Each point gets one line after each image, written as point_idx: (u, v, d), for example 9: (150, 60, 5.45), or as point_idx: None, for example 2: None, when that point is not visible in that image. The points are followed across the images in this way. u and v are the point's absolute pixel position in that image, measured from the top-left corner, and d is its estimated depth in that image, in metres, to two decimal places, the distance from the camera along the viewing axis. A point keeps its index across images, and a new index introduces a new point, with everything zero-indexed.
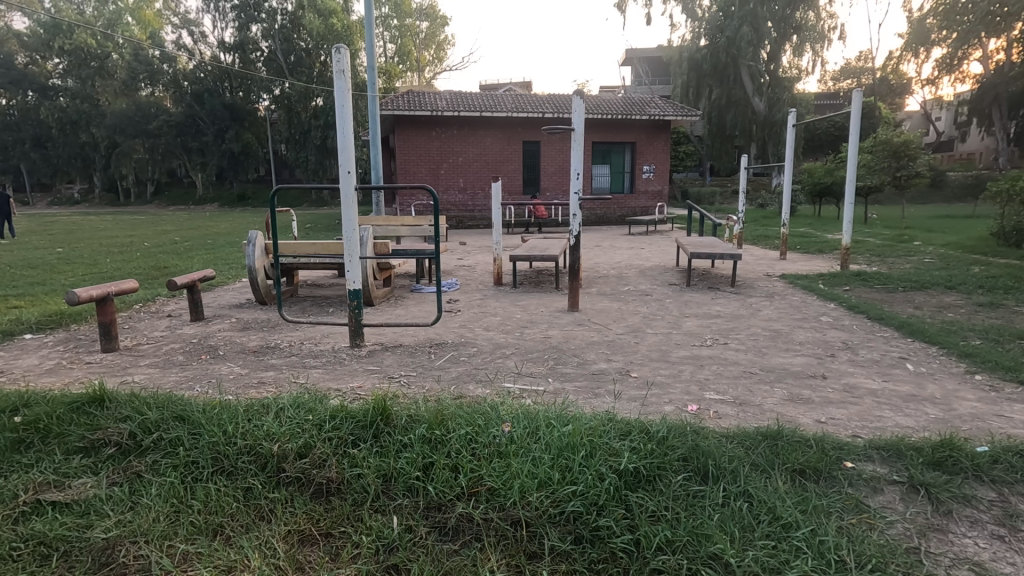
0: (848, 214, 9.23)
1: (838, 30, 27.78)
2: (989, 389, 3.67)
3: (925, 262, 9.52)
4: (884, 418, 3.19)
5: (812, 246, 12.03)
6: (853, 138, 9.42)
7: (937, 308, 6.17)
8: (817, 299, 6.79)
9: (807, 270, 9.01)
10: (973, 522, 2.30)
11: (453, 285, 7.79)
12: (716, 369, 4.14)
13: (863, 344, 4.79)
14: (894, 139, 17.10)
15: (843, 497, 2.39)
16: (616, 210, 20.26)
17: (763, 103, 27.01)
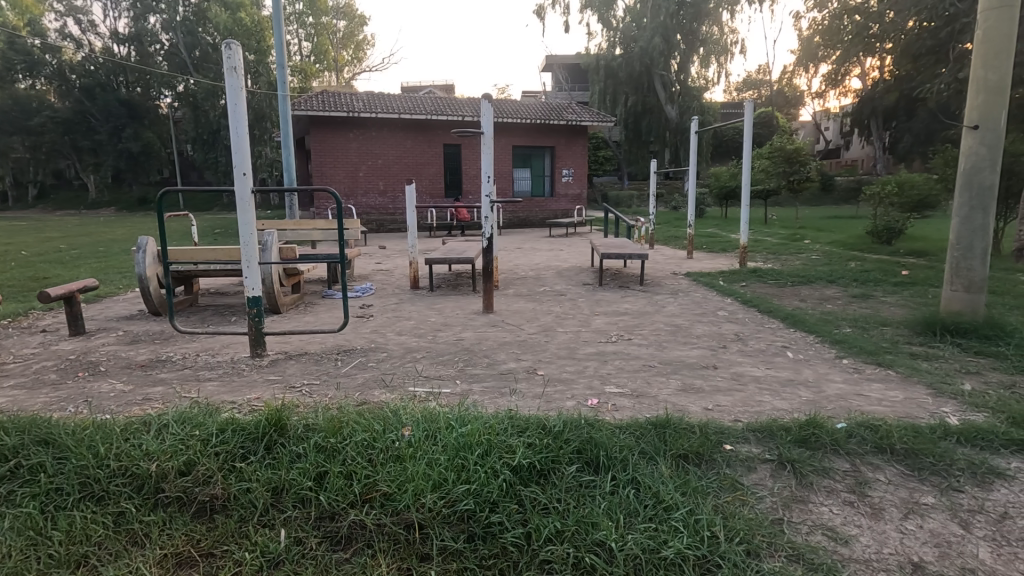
0: (746, 214, 9.83)
1: (740, 44, 29.72)
2: (854, 371, 4.10)
3: (812, 258, 10.45)
4: (762, 403, 3.46)
5: (716, 245, 12.80)
6: (749, 144, 10.07)
7: (818, 301, 6.77)
8: (716, 295, 7.25)
9: (710, 267, 9.60)
10: (829, 492, 2.54)
11: (367, 290, 7.63)
12: (618, 364, 4.32)
13: (752, 335, 5.18)
14: (787, 147, 18.61)
15: (721, 478, 2.57)
16: (538, 212, 20.63)
17: (674, 111, 28.46)
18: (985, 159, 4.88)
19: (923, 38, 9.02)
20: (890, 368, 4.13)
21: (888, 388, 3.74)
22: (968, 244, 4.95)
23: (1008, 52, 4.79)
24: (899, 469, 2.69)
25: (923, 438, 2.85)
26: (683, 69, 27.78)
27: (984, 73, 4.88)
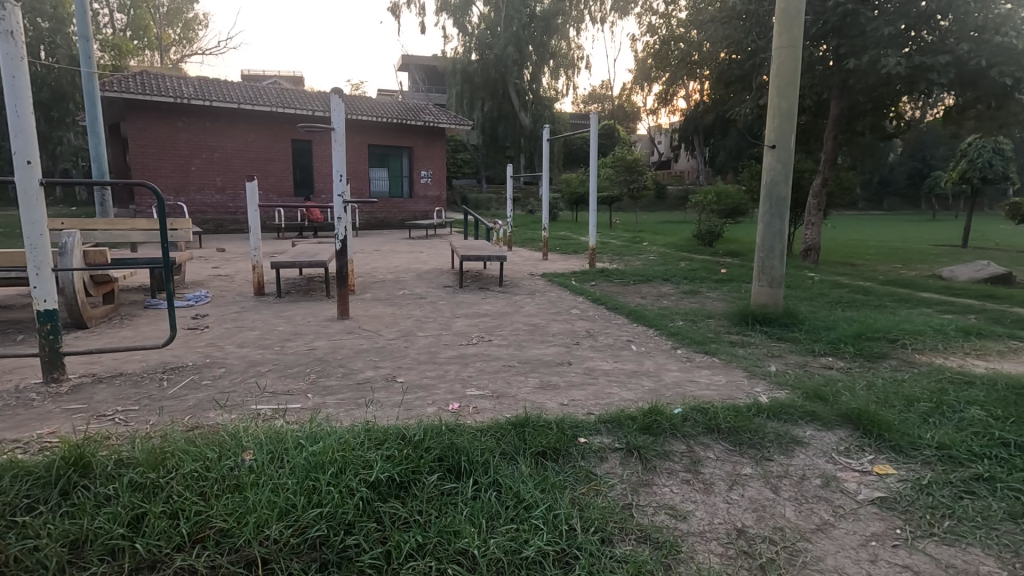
0: (593, 217, 10.51)
1: (585, 60, 31.92)
2: (686, 359, 4.59)
3: (650, 259, 11.52)
4: (612, 394, 3.71)
5: (568, 247, 13.57)
6: (595, 152, 10.77)
7: (656, 297, 7.46)
8: (569, 294, 7.63)
9: (563, 268, 10.13)
10: (670, 473, 2.78)
11: (202, 298, 6.78)
12: (479, 366, 4.32)
13: (602, 331, 5.54)
14: (627, 158, 20.43)
15: (576, 471, 2.70)
16: (396, 213, 20.16)
17: (528, 118, 29.66)
18: (780, 173, 5.76)
19: (732, 68, 10.35)
20: (714, 355, 4.68)
21: (714, 373, 4.24)
22: (771, 246, 5.80)
23: (794, 84, 5.70)
24: (725, 445, 3.04)
25: (742, 416, 3.26)
26: (535, 79, 29.06)
27: (779, 101, 5.75)
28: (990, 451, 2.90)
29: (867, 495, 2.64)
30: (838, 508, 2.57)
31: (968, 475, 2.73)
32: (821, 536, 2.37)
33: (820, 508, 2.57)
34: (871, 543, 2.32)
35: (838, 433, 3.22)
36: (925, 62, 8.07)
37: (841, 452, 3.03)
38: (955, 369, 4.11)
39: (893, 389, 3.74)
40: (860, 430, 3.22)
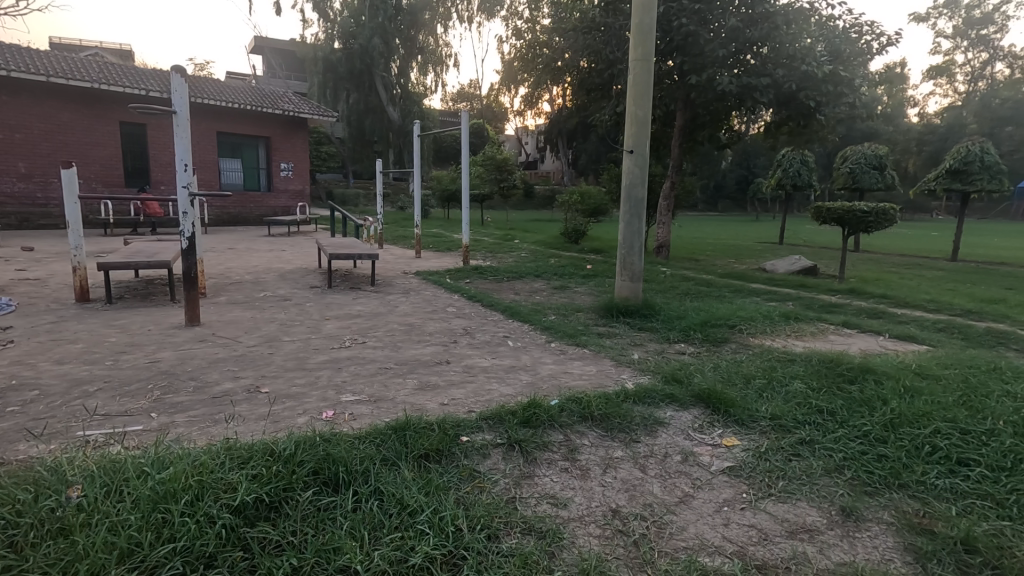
0: (467, 215, 10.50)
1: (454, 58, 31.91)
2: (560, 352, 4.80)
3: (521, 256, 11.88)
4: (492, 390, 3.75)
5: (441, 244, 13.51)
6: (466, 149, 10.75)
7: (529, 293, 7.70)
8: (444, 292, 7.57)
9: (437, 266, 10.06)
10: (549, 463, 2.90)
11: (4, 307, 5.65)
12: (354, 369, 4.12)
13: (479, 328, 5.58)
14: (497, 157, 20.85)
15: (460, 470, 2.69)
16: (252, 208, 18.54)
17: (396, 113, 28.96)
18: (638, 177, 6.24)
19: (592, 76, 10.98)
20: (585, 347, 4.95)
21: (585, 363, 4.49)
22: (631, 244, 6.26)
23: (648, 95, 6.18)
24: (597, 432, 3.25)
25: (611, 403, 3.51)
26: (403, 73, 28.42)
27: (635, 109, 6.20)
28: (809, 418, 3.41)
29: (718, 466, 2.97)
30: (696, 479, 2.85)
31: (794, 440, 3.17)
32: (683, 508, 2.61)
33: (681, 482, 2.82)
34: (723, 509, 2.60)
35: (692, 412, 3.59)
36: (751, 82, 9.25)
37: (696, 429, 3.36)
38: (781, 349, 4.79)
39: (734, 369, 4.25)
40: (710, 408, 3.61)
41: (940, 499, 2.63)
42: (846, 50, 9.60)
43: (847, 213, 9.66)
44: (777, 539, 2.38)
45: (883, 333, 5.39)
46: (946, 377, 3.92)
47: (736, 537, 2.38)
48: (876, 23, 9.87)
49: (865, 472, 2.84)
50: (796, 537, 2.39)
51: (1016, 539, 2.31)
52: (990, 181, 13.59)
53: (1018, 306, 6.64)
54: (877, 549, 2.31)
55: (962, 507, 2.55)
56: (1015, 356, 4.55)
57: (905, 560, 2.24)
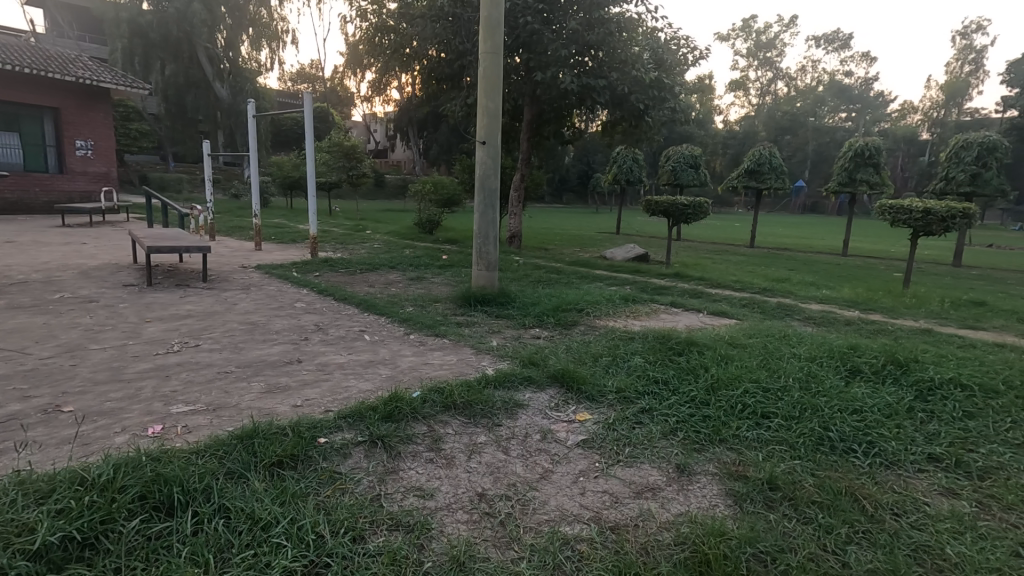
0: (313, 205, 9.71)
1: (292, 34, 29.44)
2: (419, 343, 4.74)
3: (374, 247, 11.49)
4: (349, 387, 3.58)
5: (285, 236, 12.51)
6: (309, 132, 9.99)
7: (384, 285, 7.47)
8: (290, 287, 7.03)
9: (281, 259, 9.30)
10: (414, 455, 2.87)
11: None
12: (186, 377, 3.64)
13: (332, 323, 5.28)
14: (344, 143, 19.80)
15: (319, 474, 2.55)
16: (38, 192, 15.46)
17: (225, 91, 26.16)
18: (491, 168, 6.36)
19: (442, 65, 10.91)
20: (445, 337, 4.95)
21: (446, 353, 4.50)
22: (486, 233, 6.38)
23: (499, 88, 6.31)
24: (461, 420, 3.30)
25: (474, 390, 3.59)
26: (231, 46, 25.47)
27: (486, 101, 6.29)
28: (648, 388, 3.80)
29: (574, 440, 3.18)
30: (554, 455, 3.02)
31: (637, 409, 3.52)
32: (544, 483, 2.75)
33: (541, 459, 2.97)
34: (580, 479, 2.80)
35: (549, 392, 3.79)
36: (590, 82, 9.92)
37: (553, 408, 3.56)
38: (622, 329, 5.25)
39: (584, 349, 4.57)
40: (564, 386, 3.85)
41: (750, 448, 3.11)
42: (667, 59, 10.77)
43: (671, 206, 10.87)
44: (626, 501, 2.61)
45: (702, 310, 6.19)
46: (750, 345, 4.63)
47: (591, 504, 2.57)
48: (690, 38, 11.20)
49: (693, 432, 3.25)
50: (641, 496, 2.66)
51: (804, 474, 2.82)
52: (776, 180, 16.25)
53: (798, 283, 8.06)
54: (705, 497, 2.65)
55: (767, 452, 3.04)
56: (797, 325, 5.53)
57: (726, 503, 2.60)
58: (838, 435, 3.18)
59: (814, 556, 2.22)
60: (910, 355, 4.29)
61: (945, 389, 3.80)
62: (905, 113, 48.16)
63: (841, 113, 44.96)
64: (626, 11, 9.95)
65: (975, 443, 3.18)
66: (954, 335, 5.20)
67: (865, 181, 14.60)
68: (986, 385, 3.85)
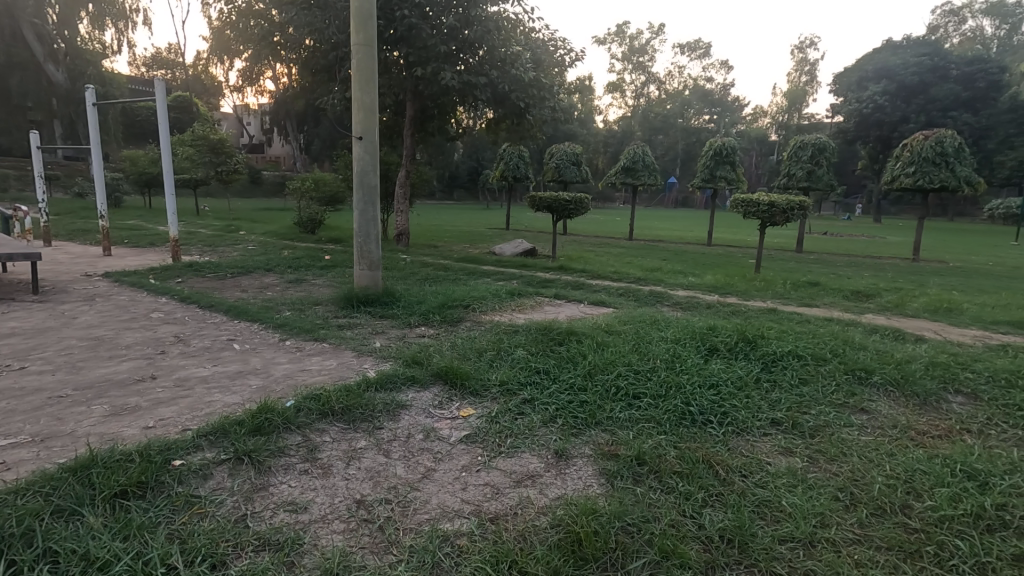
0: (171, 204, 8.78)
1: (142, 14, 26.34)
2: (295, 350, 4.47)
3: (248, 249, 10.67)
4: (213, 402, 3.30)
5: (141, 239, 11.23)
6: (164, 124, 9.01)
7: (258, 290, 6.97)
8: (146, 296, 6.32)
9: (136, 265, 8.34)
10: (286, 468, 2.71)
11: None
12: (7, 406, 3.13)
13: (195, 334, 4.81)
14: (211, 136, 18.13)
15: (173, 500, 2.32)
16: None
17: (60, 74, 22.73)
18: (370, 164, 6.16)
19: (316, 56, 10.34)
20: (325, 341, 4.72)
21: (325, 358, 4.29)
22: (366, 231, 6.19)
23: (374, 81, 6.12)
24: (339, 426, 3.17)
25: (353, 394, 3.48)
26: (66, 24, 22.22)
27: (361, 94, 6.07)
28: (529, 379, 3.91)
29: (457, 436, 3.19)
30: (437, 453, 3.00)
31: (519, 400, 3.61)
32: (426, 483, 2.72)
33: (423, 458, 2.94)
34: (461, 474, 2.81)
35: (432, 391, 3.76)
36: (471, 79, 9.95)
37: (436, 406, 3.54)
38: (506, 323, 5.35)
39: (469, 345, 4.60)
40: (448, 383, 3.85)
41: (622, 428, 3.31)
42: (545, 60, 11.11)
43: (554, 201, 11.25)
44: (506, 491, 2.67)
45: (582, 301, 6.49)
46: (624, 331, 4.94)
47: (472, 498, 2.60)
48: (566, 40, 11.65)
49: (571, 417, 3.39)
50: (521, 484, 2.73)
51: (668, 447, 3.06)
52: (649, 177, 17.43)
53: (668, 272, 8.72)
54: (581, 479, 2.79)
55: (637, 431, 3.25)
56: (666, 310, 5.99)
57: (600, 482, 2.75)
58: (698, 410, 3.49)
59: (675, 522, 2.41)
60: (758, 332, 4.82)
61: (785, 360, 4.32)
62: (756, 117, 53.97)
63: (704, 115, 49.28)
64: (504, 10, 10.10)
65: (807, 406, 3.65)
66: (793, 312, 5.92)
67: (724, 177, 16.13)
68: (816, 354, 4.42)
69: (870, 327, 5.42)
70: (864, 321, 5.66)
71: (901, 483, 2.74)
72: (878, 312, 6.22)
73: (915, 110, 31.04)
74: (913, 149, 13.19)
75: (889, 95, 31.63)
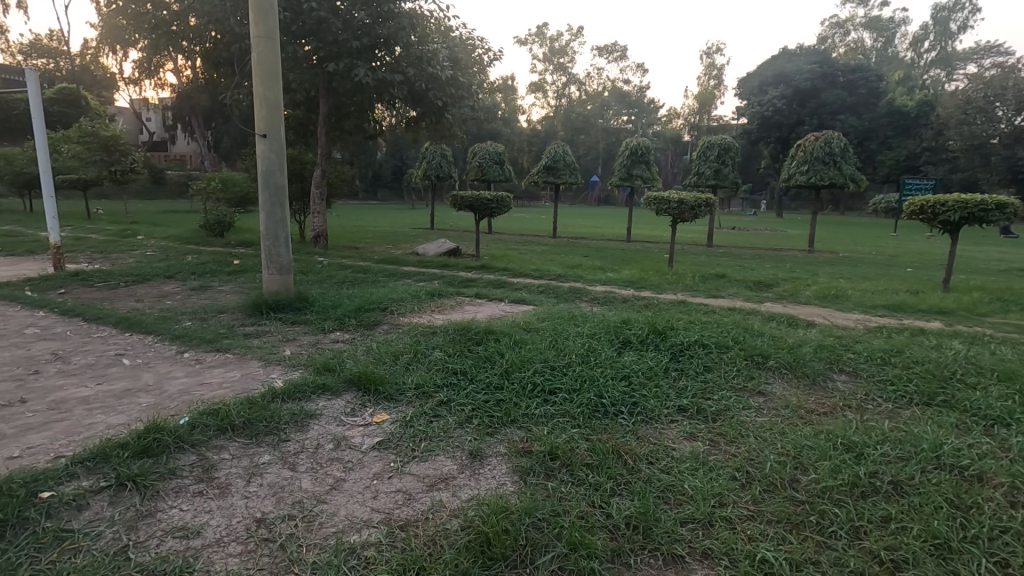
0: (51, 207, 7.94)
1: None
2: (194, 362, 4.17)
3: (145, 255, 9.86)
4: (94, 425, 3.01)
5: (17, 246, 10.09)
6: (39, 119, 8.14)
7: (156, 299, 6.45)
8: (20, 310, 5.67)
9: (10, 275, 7.47)
10: (177, 491, 2.51)
11: None
12: None
13: (78, 350, 4.37)
14: (102, 133, 16.59)
15: (36, 539, 2.11)
16: None
17: None
18: (275, 162, 5.85)
19: (218, 48, 9.74)
20: (228, 351, 4.44)
21: (227, 369, 4.03)
22: (275, 234, 5.89)
23: (277, 76, 5.83)
24: (240, 442, 2.98)
25: (256, 406, 3.29)
26: None
27: (263, 90, 5.77)
28: (446, 380, 3.87)
29: (369, 443, 3.09)
30: (347, 462, 2.90)
31: (435, 403, 3.56)
32: (334, 494, 2.62)
33: (332, 469, 2.82)
34: (372, 483, 2.72)
35: (344, 398, 3.63)
36: (387, 76, 9.73)
37: (348, 413, 3.42)
38: (425, 324, 5.26)
39: (385, 349, 4.48)
40: (361, 389, 3.73)
41: (537, 424, 3.34)
42: (463, 59, 11.07)
43: (476, 200, 11.23)
44: (418, 496, 2.62)
45: (503, 299, 6.53)
46: (542, 328, 5.00)
47: (383, 506, 2.52)
48: (483, 39, 11.67)
49: (486, 417, 3.39)
50: (433, 488, 2.69)
51: (580, 440, 3.13)
52: (570, 176, 17.81)
53: (588, 269, 8.95)
54: (494, 478, 2.79)
55: (551, 426, 3.30)
56: (584, 306, 6.14)
57: (513, 479, 2.76)
58: (610, 401, 3.59)
59: (584, 514, 2.47)
60: (667, 324, 5.04)
61: (691, 349, 4.54)
62: (670, 119, 56.74)
63: (623, 116, 51.07)
64: (419, 7, 9.96)
65: (711, 392, 3.86)
66: (701, 304, 6.24)
67: (640, 176, 16.79)
68: (720, 342, 4.68)
69: (770, 315, 5.82)
70: (763, 309, 6.07)
71: (790, 460, 2.95)
72: (775, 300, 6.70)
73: (808, 113, 33.78)
74: (806, 150, 14.34)
75: (786, 99, 34.22)
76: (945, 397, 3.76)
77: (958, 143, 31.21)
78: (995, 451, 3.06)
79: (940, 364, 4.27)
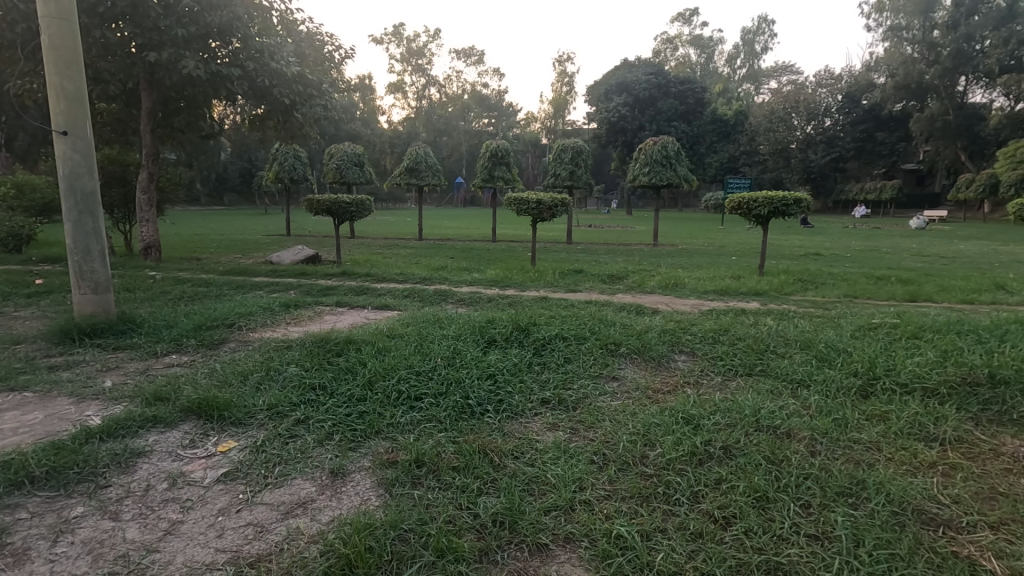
0: None
1: None
2: None
3: None
4: None
5: None
6: None
7: None
8: None
9: None
10: None
11: None
12: None
13: None
14: None
15: None
16: None
17: None
18: (81, 165, 5.04)
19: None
20: (26, 390, 3.72)
21: (26, 412, 3.37)
22: (86, 248, 5.07)
23: (79, 64, 5.02)
24: (43, 496, 2.53)
25: (64, 452, 2.80)
26: None
27: (61, 81, 4.94)
28: (304, 397, 3.62)
29: (213, 476, 2.78)
30: (185, 501, 2.57)
31: (291, 422, 3.31)
32: (169, 540, 2.30)
33: (167, 511, 2.49)
34: (216, 520, 2.45)
35: (182, 429, 3.23)
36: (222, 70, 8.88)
37: (186, 446, 3.05)
38: (278, 339, 4.86)
39: (232, 369, 4.07)
40: (203, 417, 3.35)
41: (404, 432, 3.26)
42: (310, 55, 10.48)
43: (334, 204, 10.65)
44: (272, 526, 2.41)
45: (366, 306, 6.28)
46: (407, 334, 4.90)
47: (229, 544, 2.28)
48: (332, 36, 11.16)
49: (349, 431, 3.23)
50: (290, 515, 2.49)
51: (447, 443, 3.11)
52: (433, 177, 17.70)
53: (454, 270, 8.94)
54: (358, 494, 2.66)
55: (418, 432, 3.24)
56: (450, 308, 6.12)
57: (378, 493, 2.66)
58: (476, 401, 3.62)
59: (451, 518, 2.45)
60: (530, 321, 5.20)
61: (553, 343, 4.74)
62: (529, 122, 58.99)
63: (484, 119, 52.00)
64: None
65: (570, 381, 4.07)
66: (561, 299, 6.55)
67: (502, 177, 17.16)
68: (578, 334, 4.95)
69: (622, 306, 6.28)
70: (616, 301, 6.53)
71: (641, 438, 3.20)
72: (626, 291, 7.26)
73: (649, 120, 37.22)
74: (647, 152, 15.74)
75: (629, 106, 37.38)
76: (762, 367, 4.35)
77: (768, 148, 36.42)
78: (800, 409, 3.60)
79: (758, 338, 4.92)
